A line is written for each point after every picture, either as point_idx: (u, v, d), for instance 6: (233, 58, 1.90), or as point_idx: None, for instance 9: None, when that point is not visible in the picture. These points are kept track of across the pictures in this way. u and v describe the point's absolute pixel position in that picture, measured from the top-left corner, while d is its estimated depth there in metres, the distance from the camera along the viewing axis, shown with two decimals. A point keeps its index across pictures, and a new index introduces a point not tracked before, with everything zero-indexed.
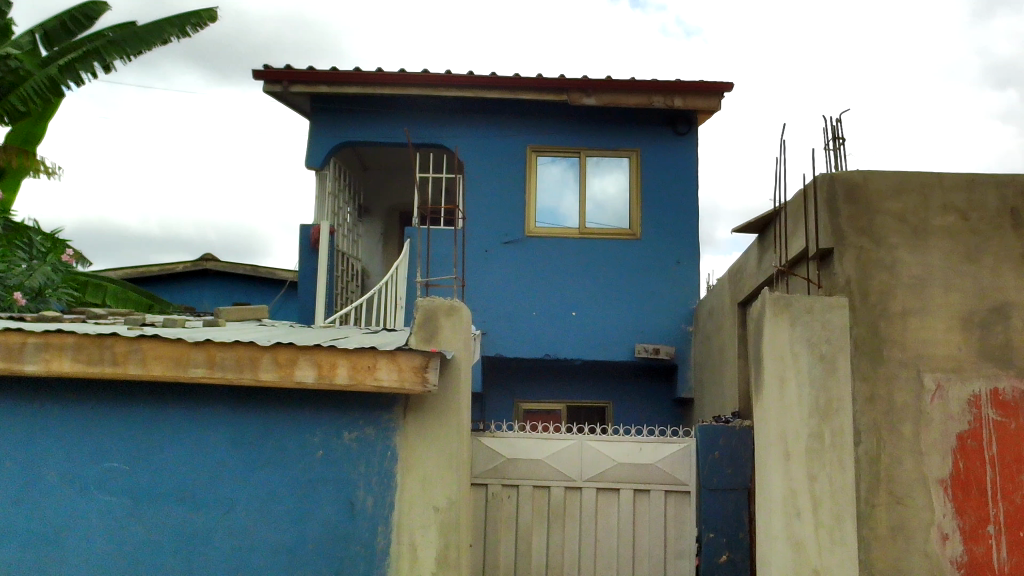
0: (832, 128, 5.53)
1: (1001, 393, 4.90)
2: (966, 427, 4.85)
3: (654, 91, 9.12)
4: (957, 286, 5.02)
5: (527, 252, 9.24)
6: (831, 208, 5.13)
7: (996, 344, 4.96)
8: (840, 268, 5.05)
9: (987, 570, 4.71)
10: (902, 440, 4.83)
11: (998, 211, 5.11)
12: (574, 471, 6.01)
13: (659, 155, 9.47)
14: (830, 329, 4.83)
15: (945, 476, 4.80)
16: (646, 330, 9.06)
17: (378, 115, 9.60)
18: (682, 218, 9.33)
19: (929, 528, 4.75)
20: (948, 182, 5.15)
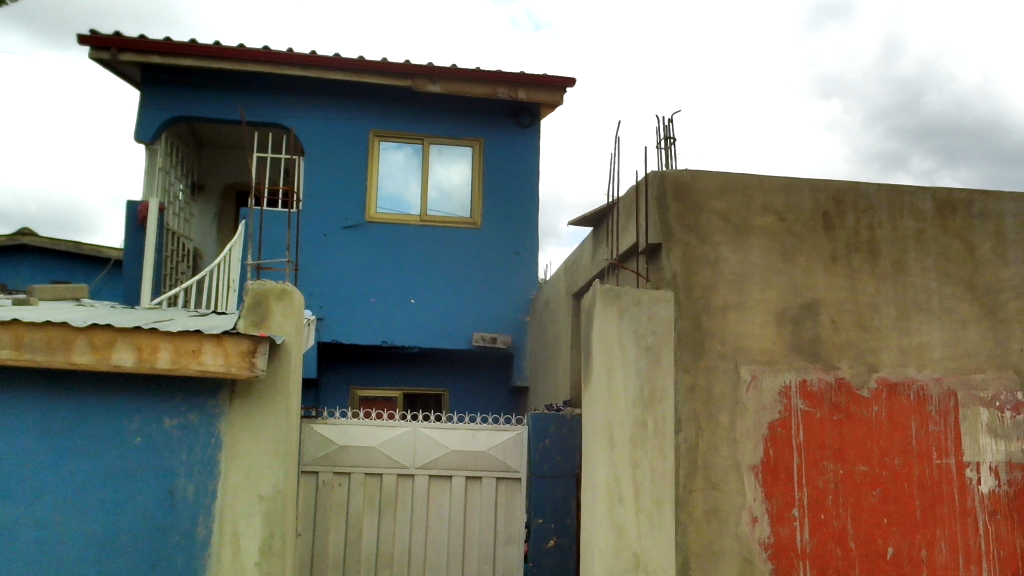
0: (664, 128, 5.72)
1: (809, 385, 5.22)
2: (777, 416, 5.15)
3: (498, 82, 9.19)
4: (772, 283, 5.31)
5: (366, 237, 9.14)
6: (661, 205, 5.30)
7: (806, 339, 5.29)
8: (667, 263, 5.23)
9: (791, 551, 5.02)
10: (719, 428, 5.07)
11: (811, 213, 5.45)
12: (406, 458, 6.00)
13: (501, 146, 9.55)
14: (656, 322, 5.05)
15: (757, 462, 5.08)
16: (484, 319, 9.13)
17: (215, 90, 9.25)
18: (522, 209, 9.45)
19: (741, 512, 5.00)
20: (767, 185, 5.44)
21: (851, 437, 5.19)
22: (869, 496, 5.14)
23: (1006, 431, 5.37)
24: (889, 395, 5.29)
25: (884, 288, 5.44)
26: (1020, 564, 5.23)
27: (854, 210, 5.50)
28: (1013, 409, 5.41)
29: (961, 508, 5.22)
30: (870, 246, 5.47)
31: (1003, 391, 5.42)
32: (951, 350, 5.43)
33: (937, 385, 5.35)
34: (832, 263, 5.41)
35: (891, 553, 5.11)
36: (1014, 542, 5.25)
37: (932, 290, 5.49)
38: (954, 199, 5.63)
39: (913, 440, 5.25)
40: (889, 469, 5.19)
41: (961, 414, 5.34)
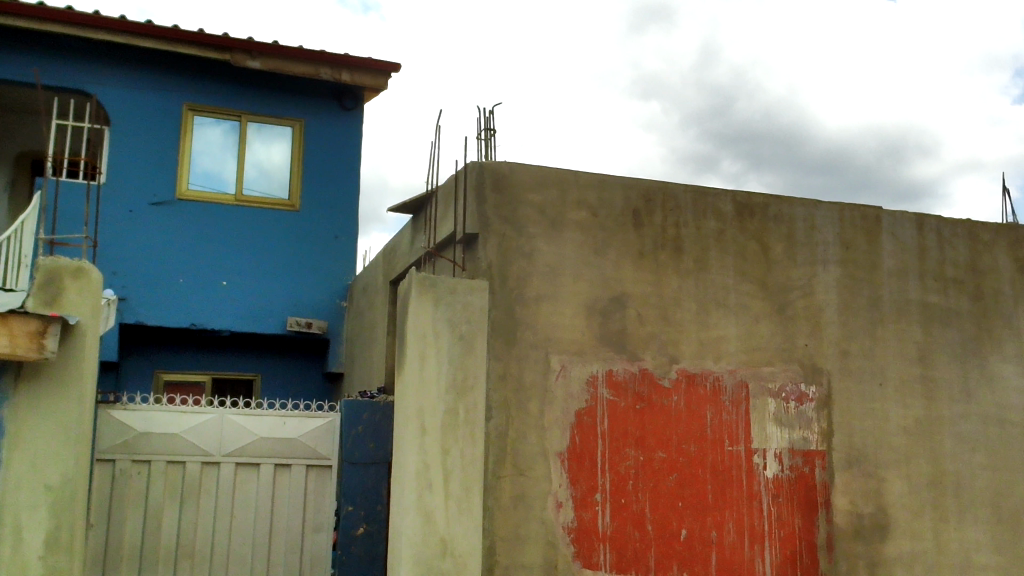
0: (485, 119, 5.78)
1: (614, 375, 5.44)
2: (583, 405, 5.33)
3: (322, 62, 9.01)
4: (583, 276, 5.49)
5: (177, 215, 8.74)
6: (478, 196, 5.36)
7: (614, 330, 5.50)
8: (483, 252, 5.30)
9: (592, 535, 5.21)
10: (528, 416, 5.20)
11: (622, 210, 5.67)
12: (212, 446, 5.79)
13: (323, 127, 9.36)
14: (470, 310, 5.11)
15: (563, 449, 5.24)
16: (300, 304, 8.93)
17: (10, 49, 8.58)
18: (342, 193, 9.31)
19: (546, 497, 5.14)
20: (582, 181, 5.60)
21: (652, 425, 5.45)
22: (666, 481, 5.41)
23: (790, 420, 5.78)
24: (687, 386, 5.58)
25: (686, 284, 5.72)
26: (797, 543, 5.64)
27: (661, 209, 5.76)
28: (797, 399, 5.82)
29: (748, 492, 5.59)
30: (675, 243, 5.75)
31: (789, 382, 5.83)
32: (745, 344, 5.79)
33: (731, 376, 5.69)
34: (640, 258, 5.64)
35: (684, 535, 5.39)
36: (793, 523, 5.66)
37: (729, 287, 5.83)
38: (752, 203, 5.98)
39: (708, 428, 5.57)
40: (684, 455, 5.49)
41: (752, 403, 5.70)
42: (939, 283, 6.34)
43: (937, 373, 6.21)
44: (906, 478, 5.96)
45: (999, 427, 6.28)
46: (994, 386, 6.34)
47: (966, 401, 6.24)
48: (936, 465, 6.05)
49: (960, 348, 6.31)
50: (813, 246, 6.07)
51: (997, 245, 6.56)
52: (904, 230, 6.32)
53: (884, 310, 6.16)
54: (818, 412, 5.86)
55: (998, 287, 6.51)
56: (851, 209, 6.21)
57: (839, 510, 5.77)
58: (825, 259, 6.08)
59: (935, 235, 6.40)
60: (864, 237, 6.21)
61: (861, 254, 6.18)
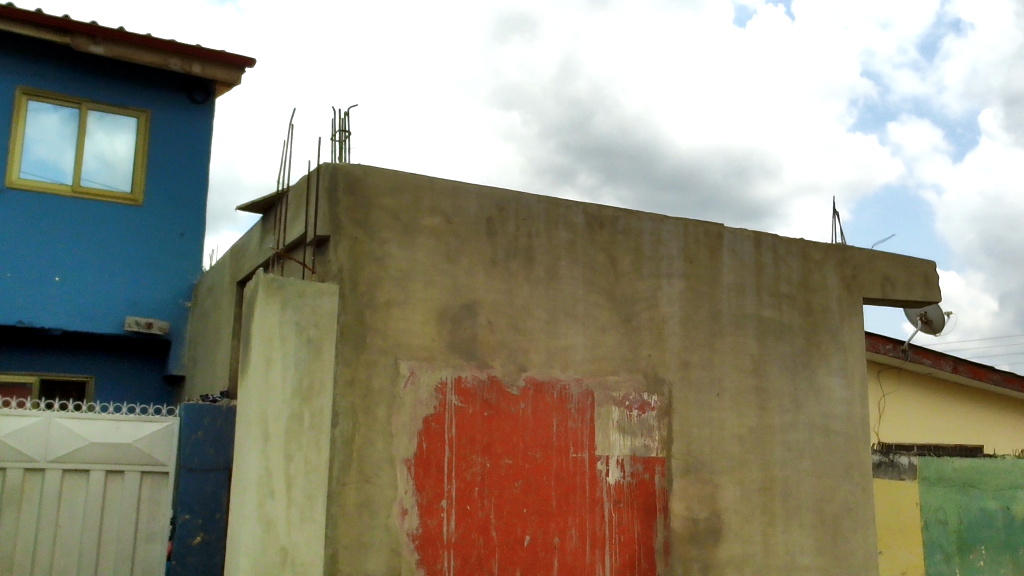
0: (340, 121, 5.70)
1: (463, 381, 5.46)
2: (431, 411, 5.33)
3: (171, 53, 8.68)
4: (435, 282, 5.48)
5: (6, 205, 8.21)
6: (330, 198, 5.27)
7: (464, 337, 5.52)
8: (333, 255, 5.22)
9: (436, 541, 5.20)
10: (374, 422, 5.14)
11: (476, 218, 5.70)
12: (37, 451, 5.46)
13: (170, 120, 9.01)
14: (319, 314, 5.02)
15: (410, 455, 5.21)
16: (140, 303, 8.54)
17: None
18: (188, 190, 8.99)
19: (391, 503, 5.10)
20: (437, 187, 5.60)
21: (499, 432, 5.50)
22: (511, 488, 5.47)
23: (633, 428, 5.95)
24: (534, 393, 5.66)
25: (536, 293, 5.81)
26: (636, 547, 5.81)
27: (514, 219, 5.83)
28: (639, 408, 5.99)
29: (591, 498, 5.72)
30: (527, 252, 5.83)
31: (632, 392, 6.00)
32: (591, 353, 5.92)
33: (577, 385, 5.81)
34: (491, 266, 5.69)
35: (527, 541, 5.46)
36: (632, 528, 5.83)
37: (578, 297, 5.95)
38: (602, 215, 6.13)
39: (553, 435, 5.66)
40: (530, 462, 5.56)
41: (596, 412, 5.84)
42: (774, 299, 6.68)
43: (770, 384, 6.52)
44: (739, 484, 6.24)
45: (824, 436, 6.66)
46: (821, 397, 6.72)
47: (795, 411, 6.58)
48: (766, 472, 6.36)
49: (791, 361, 6.65)
50: (658, 259, 6.28)
51: (827, 263, 6.95)
52: (743, 247, 6.62)
53: (723, 323, 6.43)
54: (659, 420, 6.05)
55: (826, 304, 6.90)
56: (695, 225, 6.45)
57: (676, 515, 5.98)
58: (669, 273, 6.30)
59: (771, 252, 6.73)
60: (707, 253, 6.47)
61: (703, 269, 6.43)
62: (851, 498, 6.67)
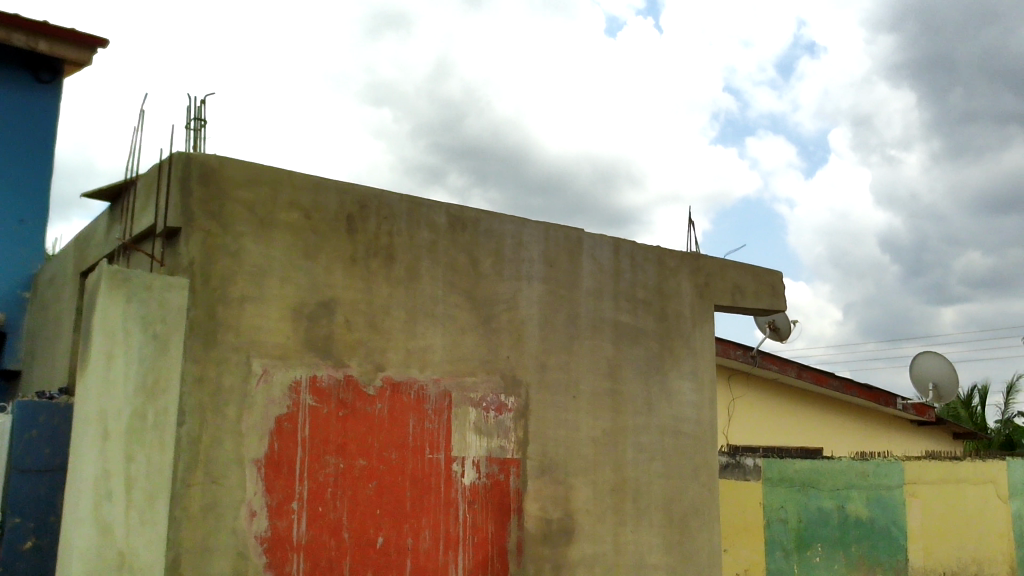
0: (196, 108, 5.49)
1: (318, 381, 5.35)
2: (284, 411, 5.20)
3: (16, 27, 8.19)
4: (291, 279, 5.36)
5: None
6: (183, 188, 5.07)
7: (320, 335, 5.41)
8: (184, 249, 5.02)
9: (286, 544, 5.08)
10: (223, 421, 4.98)
11: (336, 215, 5.60)
12: None
13: (12, 99, 8.49)
14: (167, 308, 4.83)
15: (260, 456, 5.07)
16: None
17: None
18: (30, 175, 8.50)
19: (239, 506, 4.95)
20: (296, 181, 5.48)
21: (353, 432, 5.42)
22: (365, 489, 5.40)
23: (489, 429, 5.98)
24: (391, 393, 5.60)
25: (396, 292, 5.76)
26: (489, 548, 5.84)
27: (375, 217, 5.76)
28: (496, 409, 6.03)
29: (445, 499, 5.71)
30: (387, 251, 5.77)
31: (489, 393, 6.03)
32: (450, 354, 5.91)
33: (435, 386, 5.79)
34: (350, 264, 5.60)
35: (380, 543, 5.40)
36: (486, 528, 5.85)
37: (438, 297, 5.93)
38: (465, 217, 6.14)
39: (409, 436, 5.63)
40: (385, 463, 5.50)
41: (453, 412, 5.84)
42: (630, 304, 6.84)
43: (624, 387, 6.67)
44: (591, 485, 6.35)
45: (674, 438, 6.86)
46: (672, 400, 6.92)
47: (647, 413, 6.75)
48: (618, 473, 6.50)
49: (645, 365, 6.83)
50: (519, 262, 6.33)
51: (681, 271, 7.17)
52: (602, 252, 6.75)
53: (580, 326, 6.54)
54: (515, 421, 6.10)
55: (679, 310, 7.12)
56: (556, 230, 6.54)
57: (530, 515, 6.05)
58: (529, 276, 6.36)
59: (629, 259, 6.89)
60: (567, 257, 6.57)
61: (562, 272, 6.52)
62: (697, 498, 6.90)
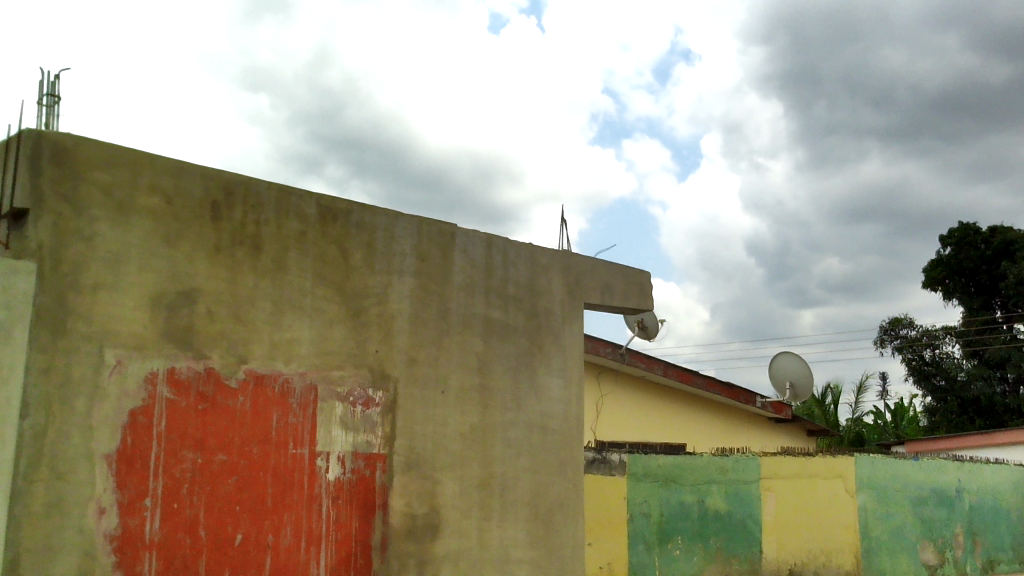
0: (50, 84, 5.20)
1: (177, 373, 5.16)
2: (139, 403, 4.99)
3: None
4: (150, 267, 5.14)
5: None
6: (33, 166, 4.79)
7: (180, 326, 5.22)
8: (32, 231, 4.75)
9: (138, 542, 4.87)
10: (71, 415, 4.74)
11: (199, 201, 5.42)
12: None
13: None
14: (11, 294, 4.57)
15: (111, 450, 4.86)
16: None
17: None
18: None
19: (87, 503, 4.73)
20: (158, 165, 5.27)
21: (213, 427, 5.25)
22: (224, 485, 5.24)
23: (356, 424, 5.90)
24: (254, 387, 5.45)
25: (261, 283, 5.60)
26: (352, 544, 5.76)
27: (241, 205, 5.60)
28: (363, 404, 5.96)
29: (308, 495, 5.60)
30: (254, 241, 5.61)
31: (357, 387, 5.94)
32: (316, 347, 5.80)
33: (300, 379, 5.67)
34: (214, 253, 5.42)
35: (239, 540, 5.25)
36: (350, 525, 5.77)
37: (306, 289, 5.81)
38: (335, 208, 6.03)
39: (272, 430, 5.50)
40: (246, 458, 5.35)
41: (319, 406, 5.73)
42: (501, 300, 6.87)
43: (493, 383, 6.70)
44: (458, 480, 6.35)
45: (541, 434, 6.93)
46: (540, 396, 6.98)
47: (515, 409, 6.80)
48: (485, 468, 6.52)
49: (515, 361, 6.87)
50: (390, 256, 6.27)
51: (552, 269, 7.26)
52: (474, 248, 6.76)
53: (451, 321, 6.53)
54: (382, 416, 6.04)
55: (550, 307, 7.19)
56: (428, 224, 6.51)
57: (396, 511, 6.00)
58: (400, 270, 6.30)
59: (501, 255, 6.93)
60: (439, 251, 6.55)
61: (433, 267, 6.49)
62: (562, 493, 6.98)
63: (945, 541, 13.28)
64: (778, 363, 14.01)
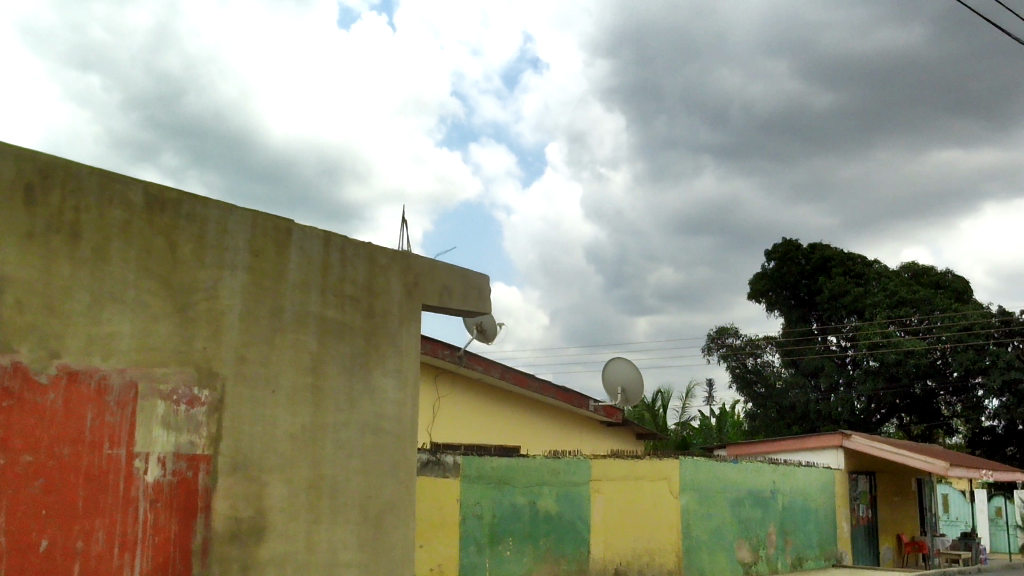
0: None
1: None
2: None
3: None
4: None
5: None
6: None
7: None
8: None
9: None
10: None
11: (11, 183, 5.08)
12: None
13: None
14: None
15: None
16: None
17: None
18: None
19: None
20: None
21: (18, 425, 4.95)
22: (29, 487, 4.93)
23: (179, 424, 5.66)
24: (66, 383, 5.15)
25: (80, 273, 5.29)
26: (171, 549, 5.52)
27: (59, 189, 5.29)
28: (187, 403, 5.72)
29: (124, 498, 5.34)
30: (72, 228, 5.30)
31: (181, 385, 5.70)
32: (138, 342, 5.53)
33: (119, 376, 5.40)
34: (27, 240, 5.09)
35: (44, 546, 4.93)
36: (168, 529, 5.53)
37: (128, 281, 5.52)
38: (164, 197, 5.78)
39: (86, 430, 5.22)
40: (55, 459, 5.06)
41: (139, 405, 5.48)
42: (337, 299, 6.75)
43: (326, 383, 6.57)
44: (286, 483, 6.18)
45: (375, 436, 6.84)
46: (374, 397, 6.89)
47: (348, 410, 6.69)
48: (315, 470, 6.38)
49: (350, 361, 6.76)
50: (222, 249, 6.04)
51: (391, 269, 7.20)
52: (311, 245, 6.62)
53: (284, 319, 6.37)
54: (208, 416, 5.81)
55: (387, 308, 7.12)
56: (263, 219, 6.32)
57: (218, 515, 5.77)
58: (232, 265, 6.09)
59: (339, 254, 6.82)
60: (274, 248, 6.37)
61: (267, 263, 6.31)
62: (395, 495, 6.91)
63: (760, 540, 14.04)
64: (611, 369, 14.41)
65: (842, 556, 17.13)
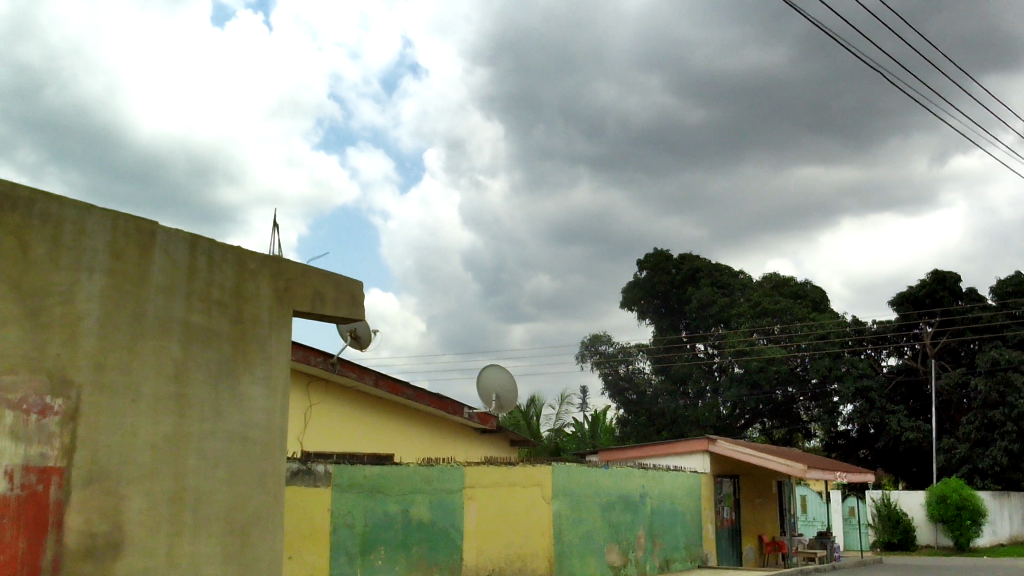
0: None
1: None
2: None
3: None
4: None
5: None
6: None
7: None
8: None
9: None
10: None
11: None
12: None
13: None
14: None
15: None
16: None
17: None
18: None
19: None
20: None
21: None
22: None
23: (28, 434, 5.38)
24: None
25: None
26: (18, 567, 5.22)
27: None
28: (39, 412, 5.44)
29: None
30: None
31: (32, 394, 5.43)
32: None
33: None
34: None
35: None
36: (15, 545, 5.24)
37: None
38: (16, 195, 5.49)
39: None
40: None
41: None
42: (203, 304, 6.54)
43: (191, 391, 6.35)
44: (146, 495, 5.94)
45: (241, 445, 6.65)
46: (242, 405, 6.70)
47: (214, 419, 6.48)
48: (177, 481, 6.16)
49: (216, 369, 6.55)
50: (80, 251, 5.78)
51: (261, 273, 7.02)
52: (176, 248, 6.39)
53: (146, 325, 6.12)
54: (61, 426, 5.53)
55: (257, 314, 6.94)
56: (124, 220, 6.08)
57: (71, 529, 5.49)
58: (90, 268, 5.82)
59: (206, 258, 6.60)
60: (136, 250, 6.12)
61: (129, 266, 6.05)
62: (262, 505, 6.74)
63: (629, 543, 14.35)
64: (487, 374, 14.47)
65: (707, 557, 17.68)
